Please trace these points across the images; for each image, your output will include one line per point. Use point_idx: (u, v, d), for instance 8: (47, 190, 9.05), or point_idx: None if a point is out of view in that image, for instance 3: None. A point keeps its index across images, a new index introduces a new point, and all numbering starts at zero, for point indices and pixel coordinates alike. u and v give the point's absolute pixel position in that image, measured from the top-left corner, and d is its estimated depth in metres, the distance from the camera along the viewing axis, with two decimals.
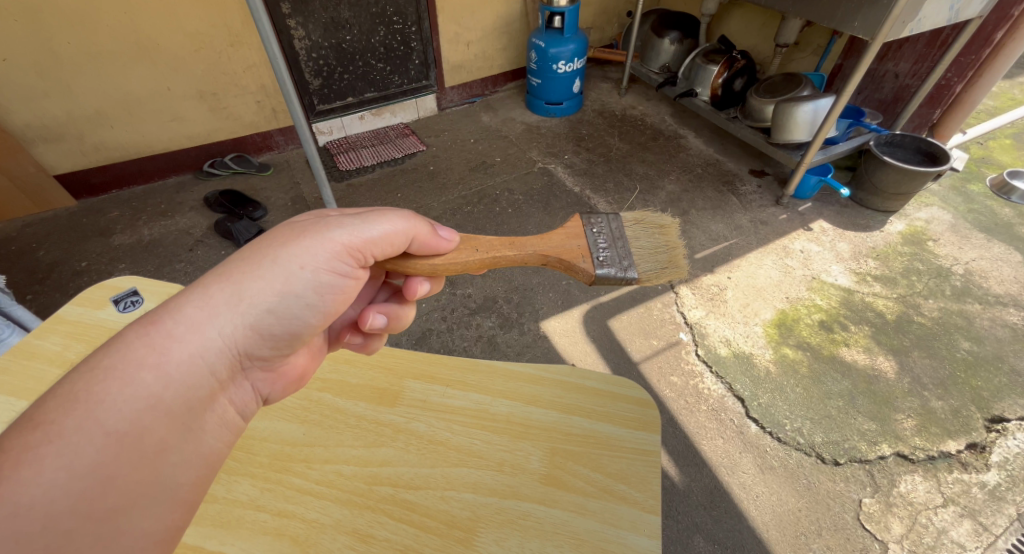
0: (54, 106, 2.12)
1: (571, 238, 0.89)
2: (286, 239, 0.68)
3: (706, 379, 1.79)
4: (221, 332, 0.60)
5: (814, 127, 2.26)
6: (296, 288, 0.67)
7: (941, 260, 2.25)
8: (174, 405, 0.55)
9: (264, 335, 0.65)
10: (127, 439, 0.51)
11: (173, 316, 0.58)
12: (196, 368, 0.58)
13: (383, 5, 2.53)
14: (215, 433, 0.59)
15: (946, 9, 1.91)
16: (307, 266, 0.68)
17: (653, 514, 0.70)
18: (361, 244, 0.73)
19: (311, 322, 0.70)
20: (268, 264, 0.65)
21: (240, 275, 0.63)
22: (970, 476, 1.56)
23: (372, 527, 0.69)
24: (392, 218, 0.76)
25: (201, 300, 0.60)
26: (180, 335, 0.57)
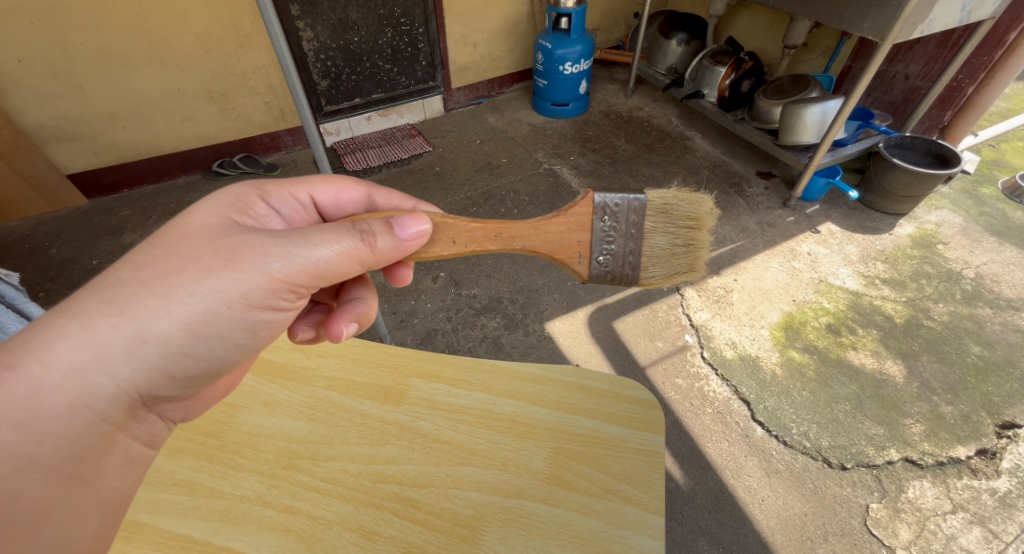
0: (67, 107, 2.15)
1: (572, 231, 0.83)
2: (200, 270, 0.62)
3: (712, 381, 1.78)
4: (114, 378, 0.59)
5: (822, 129, 2.25)
6: (205, 324, 0.63)
7: (951, 263, 2.22)
8: (54, 461, 0.55)
9: (163, 371, 0.63)
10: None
11: (43, 366, 0.54)
12: (78, 418, 0.57)
13: (390, 7, 2.55)
14: (114, 476, 0.61)
15: (958, 10, 1.90)
16: (224, 301, 0.63)
17: (657, 514, 0.69)
18: (298, 272, 0.67)
19: (223, 350, 0.68)
20: (171, 298, 0.60)
21: (133, 308, 0.59)
22: (980, 482, 1.55)
23: (377, 524, 0.69)
24: (343, 240, 0.69)
25: (79, 347, 0.56)
26: (52, 384, 0.55)
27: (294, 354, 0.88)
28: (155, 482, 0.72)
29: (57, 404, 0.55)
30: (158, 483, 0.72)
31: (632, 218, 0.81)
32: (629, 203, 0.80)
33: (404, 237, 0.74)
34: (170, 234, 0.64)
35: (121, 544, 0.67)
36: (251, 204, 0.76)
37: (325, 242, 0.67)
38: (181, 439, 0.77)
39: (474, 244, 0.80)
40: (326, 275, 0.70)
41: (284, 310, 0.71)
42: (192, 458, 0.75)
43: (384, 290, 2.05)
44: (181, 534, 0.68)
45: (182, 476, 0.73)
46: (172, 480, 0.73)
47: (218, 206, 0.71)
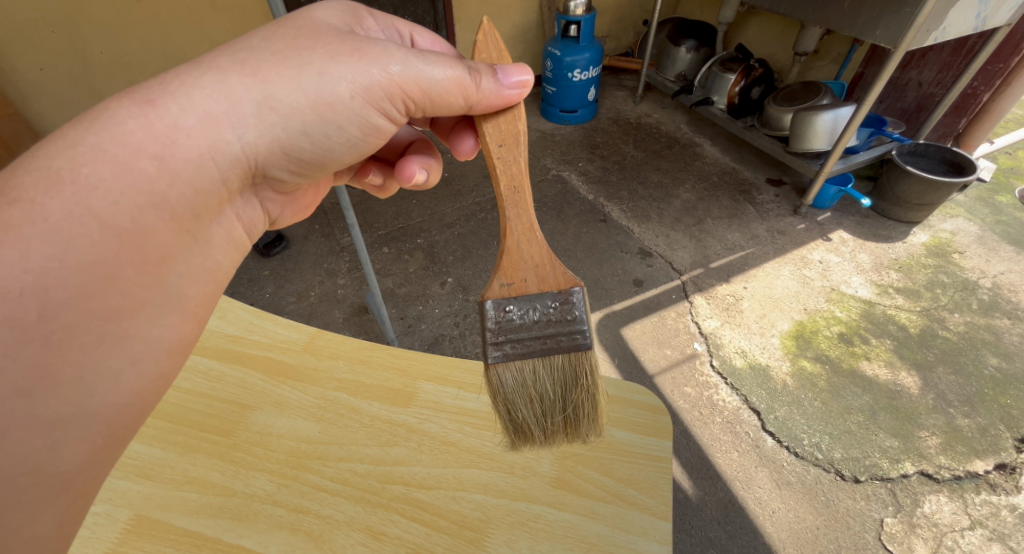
0: (87, 114, 2.21)
1: (531, 269, 0.75)
2: (333, 50, 0.66)
3: (721, 390, 1.76)
4: (239, 137, 0.62)
5: (834, 135, 2.23)
6: (324, 110, 0.68)
7: (967, 272, 2.19)
8: (181, 206, 0.58)
9: (276, 144, 0.68)
10: (128, 235, 0.52)
11: (183, 103, 0.57)
12: (206, 169, 0.60)
13: (401, 15, 2.59)
14: (218, 247, 0.65)
15: (973, 17, 1.88)
16: (346, 83, 0.68)
17: (664, 520, 0.69)
18: (414, 84, 0.73)
19: (329, 139, 0.73)
20: (302, 74, 0.64)
21: (266, 74, 0.62)
22: (999, 498, 1.51)
23: (385, 525, 0.70)
24: (455, 65, 0.73)
25: (217, 88, 0.59)
26: (189, 126, 0.57)
27: (305, 355, 0.89)
28: (168, 479, 0.73)
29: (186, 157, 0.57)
30: (170, 480, 0.73)
31: (565, 347, 0.74)
32: (577, 336, 0.74)
33: (507, 84, 0.72)
34: (297, 20, 0.67)
35: (135, 540, 0.67)
36: (361, 18, 0.77)
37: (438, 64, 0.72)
38: (193, 437, 0.78)
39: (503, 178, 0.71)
40: (432, 96, 0.75)
41: (386, 116, 0.77)
42: (204, 456, 0.76)
43: (393, 295, 2.06)
44: (192, 531, 0.69)
45: (194, 474, 0.74)
46: (185, 478, 0.74)
47: (333, 11, 0.73)
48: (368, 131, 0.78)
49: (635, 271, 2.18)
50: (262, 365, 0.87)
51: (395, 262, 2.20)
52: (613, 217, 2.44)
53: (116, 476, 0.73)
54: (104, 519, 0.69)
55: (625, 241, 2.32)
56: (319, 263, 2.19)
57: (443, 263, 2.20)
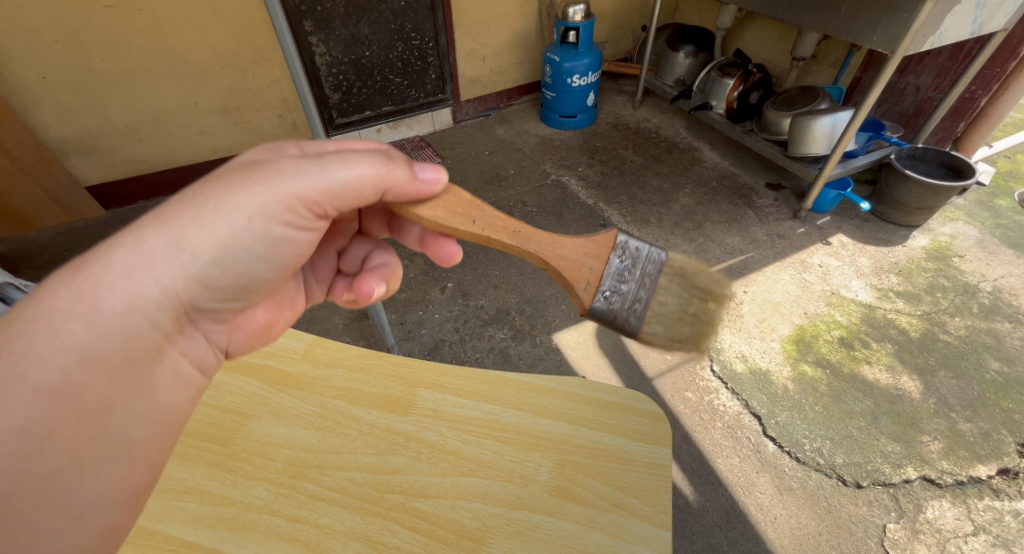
0: (88, 121, 2.21)
1: (586, 257, 0.78)
2: (229, 182, 0.58)
3: (722, 395, 1.76)
4: (159, 281, 0.55)
5: (832, 140, 2.23)
6: (243, 240, 0.60)
7: (968, 276, 2.19)
8: (112, 358, 0.52)
9: (206, 284, 0.60)
10: (62, 393, 0.47)
11: (101, 261, 0.52)
12: (133, 319, 0.54)
13: (401, 22, 2.60)
14: (169, 389, 0.57)
15: (970, 22, 1.89)
16: (253, 213, 0.59)
17: (664, 528, 0.69)
18: (324, 194, 0.63)
19: (260, 269, 0.65)
20: (206, 211, 0.57)
21: (172, 218, 0.56)
22: (1002, 503, 1.51)
23: (383, 535, 0.69)
24: (362, 165, 0.64)
25: (134, 242, 0.54)
26: (111, 280, 0.52)
27: (303, 363, 0.89)
28: (165, 489, 0.73)
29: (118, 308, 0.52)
30: (169, 490, 0.73)
31: (652, 269, 0.77)
32: (652, 252, 0.78)
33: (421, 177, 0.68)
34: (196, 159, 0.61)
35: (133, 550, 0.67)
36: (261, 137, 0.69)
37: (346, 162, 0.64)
38: (191, 446, 0.78)
39: (491, 232, 0.70)
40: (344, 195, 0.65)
41: (308, 231, 0.67)
42: (202, 465, 0.76)
43: (393, 300, 2.06)
44: (189, 541, 0.68)
45: (192, 483, 0.74)
46: (182, 487, 0.73)
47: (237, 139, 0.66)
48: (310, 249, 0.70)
49: None
50: (261, 373, 0.87)
51: None
52: (612, 222, 2.44)
53: None
54: None
55: None
56: None
57: (443, 268, 2.20)
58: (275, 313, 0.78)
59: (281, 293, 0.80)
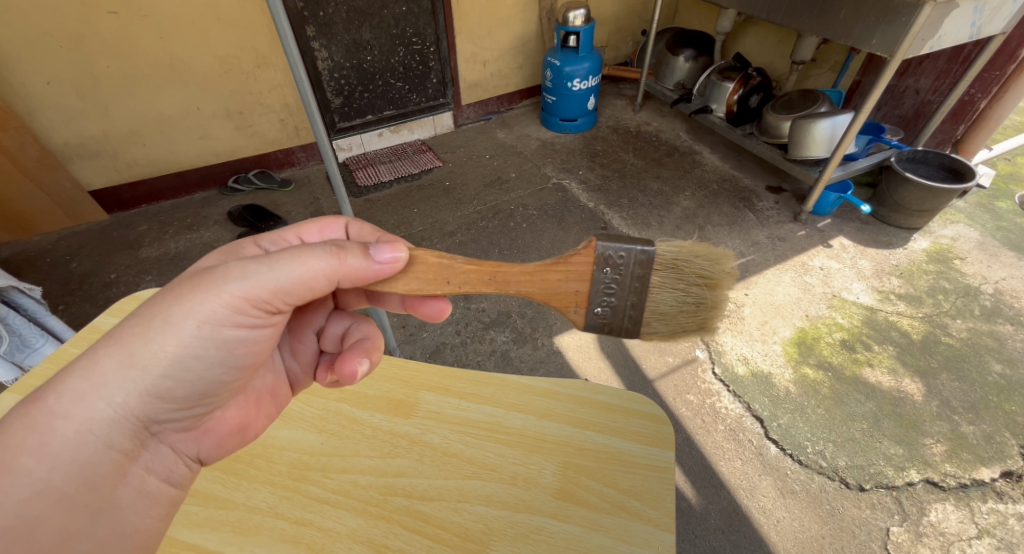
0: (91, 126, 2.22)
1: (570, 280, 0.79)
2: (175, 293, 0.63)
3: (724, 398, 1.76)
4: (109, 403, 0.59)
5: (832, 143, 2.24)
6: (192, 351, 0.64)
7: (969, 278, 2.19)
8: (68, 487, 0.55)
9: (162, 397, 0.63)
10: (15, 533, 0.51)
11: (55, 391, 0.57)
12: (89, 444, 0.58)
13: (403, 27, 2.61)
14: (134, 507, 0.62)
15: (968, 25, 1.90)
16: (203, 320, 0.64)
17: (668, 531, 0.69)
18: (271, 292, 0.68)
19: (216, 373, 0.68)
20: (154, 327, 0.61)
21: (122, 340, 0.60)
22: (1006, 506, 1.50)
23: (387, 538, 0.69)
24: (308, 262, 0.68)
25: (84, 369, 0.58)
26: (63, 410, 0.56)
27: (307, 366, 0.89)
28: None
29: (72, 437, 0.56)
30: None
31: (640, 272, 0.76)
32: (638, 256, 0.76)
33: (377, 260, 0.73)
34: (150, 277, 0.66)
35: None
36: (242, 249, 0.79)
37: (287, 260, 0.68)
38: None
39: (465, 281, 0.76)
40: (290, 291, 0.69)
41: (263, 326, 0.71)
42: (206, 468, 0.76)
43: None
44: (194, 544, 0.69)
45: (197, 486, 0.75)
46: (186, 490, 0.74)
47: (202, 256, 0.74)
48: (264, 349, 0.74)
49: None
50: None
51: None
52: (613, 225, 2.45)
53: None
54: None
55: None
56: None
57: None
58: (251, 412, 0.77)
59: (254, 388, 0.79)
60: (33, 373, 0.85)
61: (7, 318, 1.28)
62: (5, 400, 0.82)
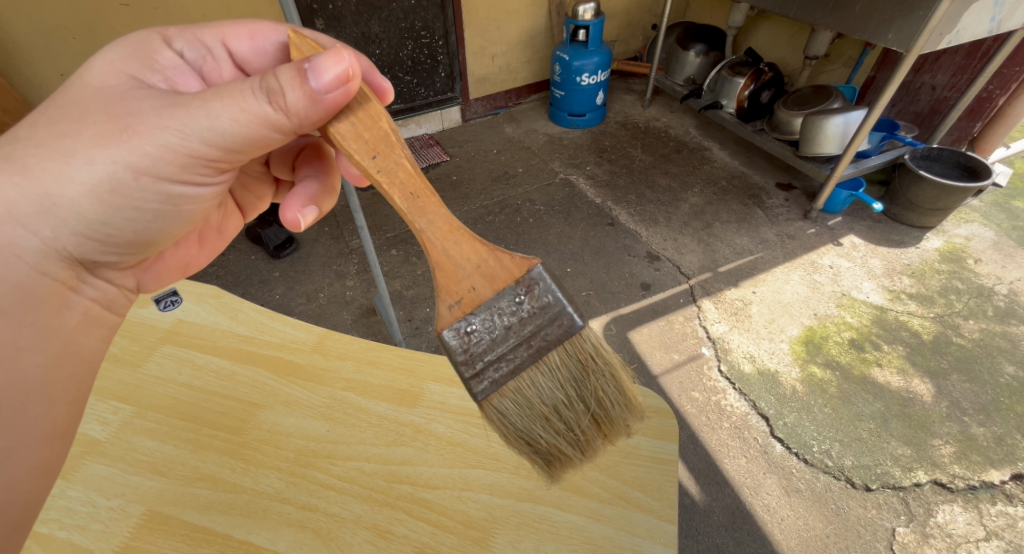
0: None
1: (474, 271, 0.67)
2: (106, 125, 0.65)
3: (729, 396, 1.75)
4: (35, 234, 0.67)
5: (845, 140, 2.21)
6: (110, 192, 0.69)
7: (982, 279, 2.16)
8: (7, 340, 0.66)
9: (95, 243, 0.74)
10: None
11: None
12: (22, 273, 0.68)
13: (411, 20, 2.61)
14: (82, 330, 0.76)
15: (988, 19, 1.86)
16: (119, 158, 0.66)
17: (671, 522, 0.69)
18: (213, 137, 0.67)
19: (156, 227, 0.79)
20: (72, 162, 0.64)
21: (35, 169, 0.63)
22: (1015, 508, 1.48)
23: (392, 524, 0.70)
24: (244, 100, 0.64)
25: None
26: None
27: (314, 355, 0.89)
28: (180, 476, 0.74)
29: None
30: (182, 477, 0.74)
31: (555, 339, 0.66)
32: (563, 322, 0.67)
33: (319, 84, 0.63)
34: (73, 98, 0.66)
35: (147, 535, 0.68)
36: (155, 55, 0.75)
37: (223, 105, 0.64)
38: (205, 435, 0.78)
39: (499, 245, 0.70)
40: (231, 142, 0.68)
41: (200, 183, 0.77)
42: (215, 453, 0.77)
43: (401, 297, 2.07)
44: (203, 527, 0.69)
45: (206, 470, 0.75)
46: (196, 474, 0.74)
47: (116, 63, 0.70)
48: (204, 192, 0.80)
49: (642, 275, 2.17)
50: (272, 365, 0.88)
51: (402, 264, 2.21)
52: (620, 221, 2.44)
53: (129, 472, 0.74)
54: (118, 514, 0.70)
55: (632, 245, 2.32)
56: (328, 265, 2.21)
57: None
58: (193, 250, 1.00)
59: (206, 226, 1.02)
60: None
61: None
62: None
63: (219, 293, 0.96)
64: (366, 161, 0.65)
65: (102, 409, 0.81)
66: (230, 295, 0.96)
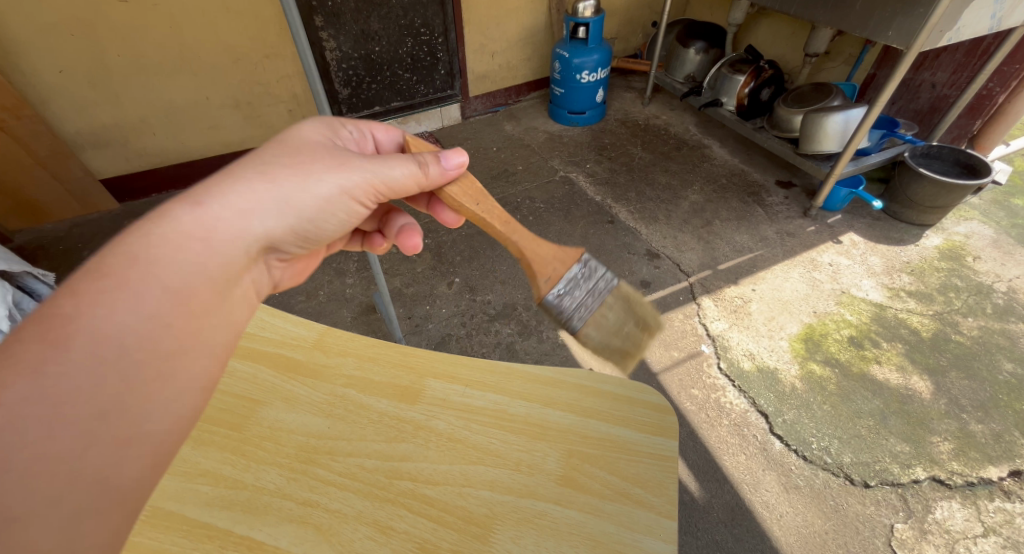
0: (102, 114, 2.24)
1: (553, 260, 0.82)
2: (323, 157, 0.71)
3: (729, 393, 1.75)
4: (263, 225, 0.63)
5: (845, 137, 2.21)
6: (325, 210, 0.71)
7: (981, 276, 2.16)
8: (166, 314, 0.49)
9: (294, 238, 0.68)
10: (104, 394, 0.44)
11: (215, 199, 0.59)
12: (193, 247, 0.55)
13: (411, 17, 2.61)
14: (242, 306, 0.58)
15: (988, 17, 1.86)
16: (328, 182, 0.70)
17: (670, 518, 0.69)
18: (383, 185, 0.75)
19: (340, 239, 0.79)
20: (309, 180, 0.68)
21: (279, 178, 0.66)
22: (1013, 505, 1.49)
23: (393, 520, 0.70)
24: (410, 164, 0.75)
25: (243, 189, 0.62)
26: (227, 219, 0.59)
27: (314, 352, 0.89)
28: (182, 472, 0.74)
29: (115, 416, 0.44)
30: (184, 473, 0.74)
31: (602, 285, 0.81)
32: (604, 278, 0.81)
33: (449, 165, 0.75)
34: (292, 140, 0.72)
35: (150, 531, 0.68)
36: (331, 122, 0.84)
37: (396, 165, 0.75)
38: (206, 431, 0.79)
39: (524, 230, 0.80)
40: (395, 193, 0.77)
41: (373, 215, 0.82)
42: (216, 449, 0.77)
43: (401, 294, 2.07)
44: (205, 522, 0.69)
45: (207, 466, 0.75)
46: (198, 470, 0.74)
47: (315, 123, 0.79)
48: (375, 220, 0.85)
49: (642, 273, 2.18)
50: (272, 361, 0.88)
51: (402, 261, 2.21)
52: (620, 219, 2.44)
53: None
54: None
55: (632, 242, 2.32)
56: (328, 262, 2.21)
57: (450, 263, 2.21)
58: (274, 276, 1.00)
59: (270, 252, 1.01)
60: None
61: (22, 303, 1.36)
62: None
63: None
64: (465, 206, 0.76)
65: None
66: None
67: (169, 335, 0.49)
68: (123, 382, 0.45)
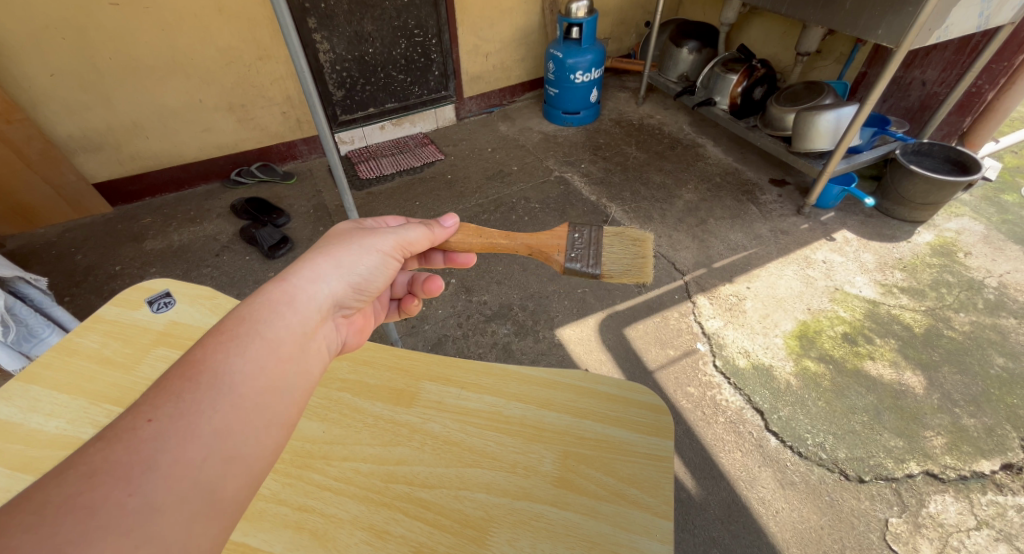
0: (95, 118, 2.22)
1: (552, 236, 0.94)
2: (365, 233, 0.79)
3: (725, 391, 1.76)
4: (330, 293, 0.69)
5: (837, 136, 2.23)
6: (373, 279, 0.78)
7: (973, 272, 2.18)
8: (262, 378, 0.56)
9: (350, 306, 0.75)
10: (217, 443, 0.50)
11: (293, 275, 0.67)
12: (287, 316, 0.62)
13: (404, 19, 2.60)
14: (317, 363, 0.63)
15: (976, 15, 1.87)
16: (373, 252, 0.78)
17: (666, 519, 0.70)
18: (406, 247, 0.83)
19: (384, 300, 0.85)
20: (361, 255, 0.76)
21: (342, 257, 0.74)
22: (1006, 498, 1.50)
23: (388, 524, 0.70)
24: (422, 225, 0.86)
25: (312, 267, 0.70)
26: (307, 291, 0.67)
27: None
28: None
29: (229, 440, 0.51)
30: None
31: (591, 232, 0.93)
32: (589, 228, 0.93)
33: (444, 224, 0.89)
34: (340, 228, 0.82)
35: None
36: None
37: (415, 228, 0.84)
38: None
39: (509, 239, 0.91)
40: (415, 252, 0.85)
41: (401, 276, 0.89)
42: None
43: None
44: None
45: None
46: None
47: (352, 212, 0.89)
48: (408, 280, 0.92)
49: None
50: None
51: None
52: (615, 218, 2.45)
53: None
54: None
55: None
56: None
57: None
58: None
59: None
60: (39, 361, 0.85)
61: (14, 308, 1.35)
62: (12, 386, 0.81)
63: (213, 294, 0.97)
64: (473, 241, 0.90)
65: (97, 413, 0.79)
66: (224, 296, 0.97)
67: (270, 378, 0.57)
68: (236, 412, 0.53)
